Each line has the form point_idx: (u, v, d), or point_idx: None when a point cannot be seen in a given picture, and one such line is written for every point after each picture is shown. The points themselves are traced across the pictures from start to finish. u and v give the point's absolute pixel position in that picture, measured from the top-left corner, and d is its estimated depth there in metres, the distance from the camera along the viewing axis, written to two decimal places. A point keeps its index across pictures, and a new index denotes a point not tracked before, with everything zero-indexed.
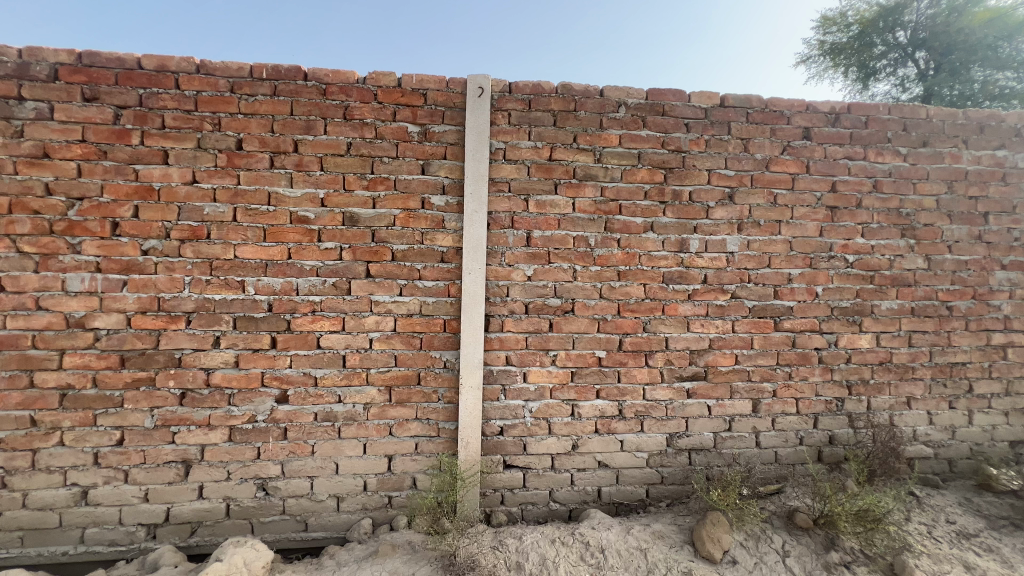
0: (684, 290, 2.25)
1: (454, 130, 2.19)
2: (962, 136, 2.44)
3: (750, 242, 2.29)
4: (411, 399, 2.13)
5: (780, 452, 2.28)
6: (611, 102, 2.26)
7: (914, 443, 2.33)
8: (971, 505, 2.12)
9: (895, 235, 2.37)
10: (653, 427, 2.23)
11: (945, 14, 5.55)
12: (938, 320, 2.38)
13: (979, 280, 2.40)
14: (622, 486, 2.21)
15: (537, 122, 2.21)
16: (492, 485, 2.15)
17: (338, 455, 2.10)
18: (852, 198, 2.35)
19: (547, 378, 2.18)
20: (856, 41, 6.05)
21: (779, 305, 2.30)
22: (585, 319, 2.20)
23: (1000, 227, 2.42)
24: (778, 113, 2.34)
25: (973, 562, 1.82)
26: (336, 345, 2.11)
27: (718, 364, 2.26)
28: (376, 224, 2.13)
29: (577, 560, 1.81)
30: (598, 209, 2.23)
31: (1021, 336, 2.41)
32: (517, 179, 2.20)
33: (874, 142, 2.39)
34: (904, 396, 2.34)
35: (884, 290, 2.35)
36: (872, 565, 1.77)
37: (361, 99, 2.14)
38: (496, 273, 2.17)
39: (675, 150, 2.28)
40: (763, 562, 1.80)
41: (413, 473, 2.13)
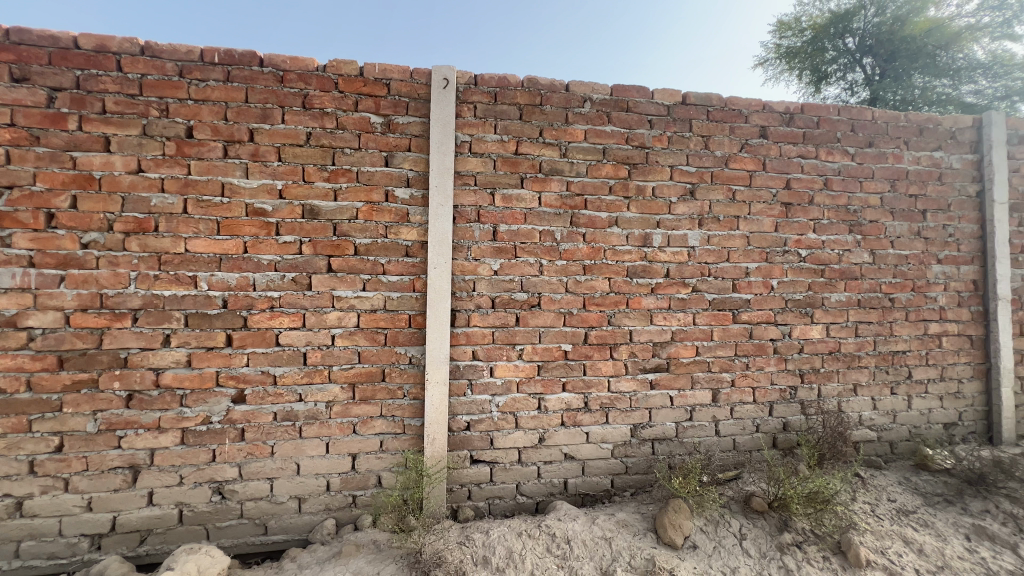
0: (647, 283, 2.30)
1: (418, 121, 2.15)
2: (904, 137, 2.58)
3: (710, 237, 2.36)
4: (375, 396, 2.09)
5: (738, 440, 2.36)
6: (577, 97, 2.26)
7: (859, 427, 2.47)
8: (910, 483, 2.26)
9: (843, 230, 2.49)
10: (618, 419, 2.27)
11: (890, 23, 5.87)
12: (882, 311, 2.52)
13: (918, 273, 2.56)
14: (588, 477, 2.24)
15: (503, 115, 2.20)
16: (458, 480, 2.14)
17: (300, 455, 2.04)
18: (804, 195, 2.46)
19: (514, 372, 2.18)
20: (809, 46, 6.33)
21: (737, 298, 2.38)
22: (551, 313, 2.21)
23: (937, 224, 2.59)
24: (736, 112, 2.41)
25: (911, 537, 1.93)
26: (296, 342, 2.04)
27: (680, 355, 2.32)
28: (338, 217, 2.07)
29: (543, 552, 1.82)
30: (564, 203, 2.24)
31: (955, 325, 2.59)
32: (482, 173, 2.18)
33: (825, 141, 2.50)
34: (851, 384, 2.48)
35: (834, 283, 2.47)
36: (822, 544, 1.86)
37: (321, 88, 2.07)
38: (462, 267, 2.14)
39: (639, 146, 2.31)
40: (722, 546, 1.86)
41: (378, 471, 2.09)
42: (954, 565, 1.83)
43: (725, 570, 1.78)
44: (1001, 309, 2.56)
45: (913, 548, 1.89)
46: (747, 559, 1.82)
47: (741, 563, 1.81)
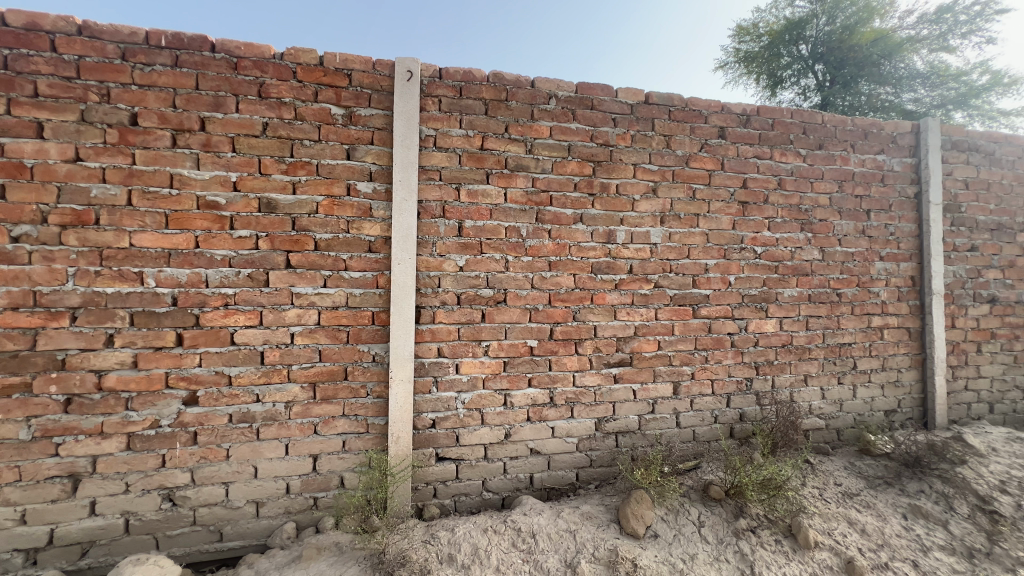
0: (611, 279, 2.33)
1: (381, 114, 2.10)
2: (851, 140, 2.72)
3: (672, 234, 2.42)
4: (337, 395, 2.04)
5: (697, 431, 2.44)
6: (542, 93, 2.27)
7: (809, 416, 2.59)
8: (855, 468, 2.39)
9: (795, 229, 2.61)
10: (583, 413, 2.30)
11: (839, 32, 6.18)
12: (830, 305, 2.65)
13: (863, 269, 2.71)
14: (554, 471, 2.26)
15: (468, 110, 2.18)
16: (424, 478, 2.11)
17: (257, 458, 1.97)
18: (760, 195, 2.55)
19: (479, 368, 2.18)
20: (766, 51, 6.58)
21: (697, 294, 2.45)
22: (517, 310, 2.22)
23: (880, 223, 2.74)
24: (696, 112, 2.48)
25: (855, 518, 2.05)
26: (253, 341, 1.96)
27: (643, 350, 2.38)
28: (297, 211, 2.00)
29: (508, 547, 1.82)
30: (530, 200, 2.24)
31: (895, 318, 2.76)
32: (448, 168, 2.15)
33: (779, 143, 2.60)
34: (803, 375, 2.60)
35: (787, 279, 2.58)
36: (774, 528, 1.94)
37: (278, 76, 1.99)
38: (427, 263, 2.12)
39: (603, 144, 2.34)
40: (681, 534, 1.91)
41: (341, 472, 2.04)
42: (893, 542, 1.95)
43: (685, 556, 1.82)
44: (936, 304, 2.75)
45: (857, 528, 2.00)
46: (705, 545, 1.87)
47: (699, 549, 1.85)
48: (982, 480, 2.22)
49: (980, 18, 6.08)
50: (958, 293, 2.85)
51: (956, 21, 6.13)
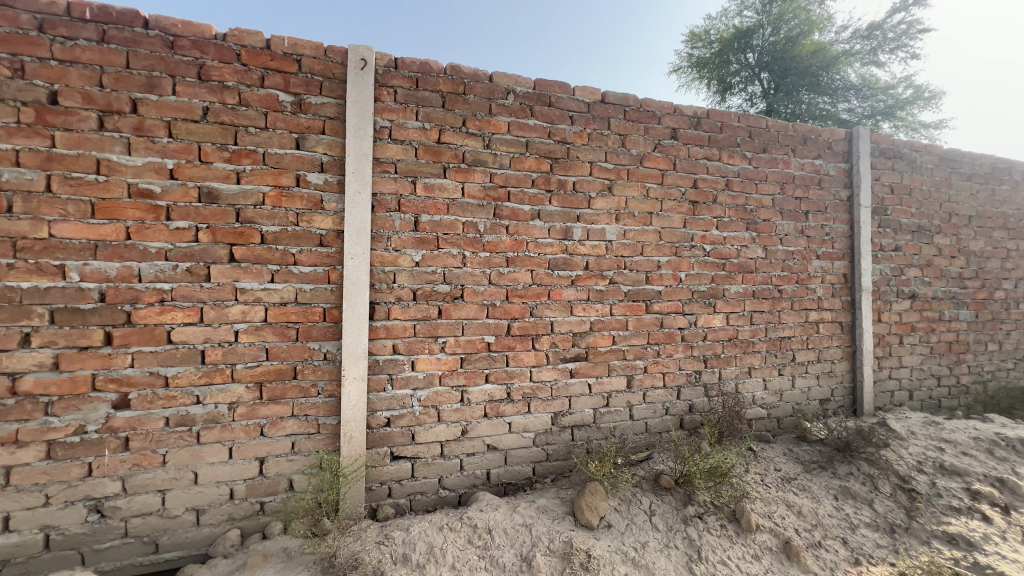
0: (568, 275, 2.36)
1: (333, 103, 2.02)
2: (791, 145, 2.88)
3: (626, 231, 2.47)
4: (286, 395, 1.95)
5: (649, 423, 2.51)
6: (500, 88, 2.26)
7: (753, 406, 2.73)
8: (792, 453, 2.54)
9: (741, 228, 2.73)
10: (539, 408, 2.32)
11: (783, 42, 6.53)
12: (772, 301, 2.80)
13: (801, 267, 2.87)
14: (510, 467, 2.27)
15: (424, 102, 2.13)
16: (378, 478, 2.06)
17: (197, 463, 1.86)
18: (709, 195, 2.66)
19: (436, 365, 2.15)
20: (717, 57, 6.88)
21: (650, 290, 2.52)
22: (474, 305, 2.20)
23: (817, 223, 2.92)
24: (650, 113, 2.54)
25: (793, 500, 2.18)
26: (192, 339, 1.84)
27: (598, 345, 2.42)
28: (241, 201, 1.89)
29: (464, 544, 1.81)
30: (487, 195, 2.23)
31: (829, 313, 2.95)
32: (403, 160, 2.10)
33: (727, 145, 2.71)
34: (747, 367, 2.73)
35: (733, 276, 2.70)
36: (719, 514, 2.03)
37: (220, 58, 1.87)
38: (381, 258, 2.06)
39: (560, 141, 2.36)
40: (633, 523, 1.96)
41: (289, 475, 1.96)
42: (825, 522, 2.08)
43: (636, 544, 1.86)
44: (864, 299, 2.96)
45: (794, 510, 2.13)
46: (655, 533, 1.92)
47: (650, 536, 1.90)
48: (903, 462, 2.41)
49: (905, 36, 6.60)
50: (884, 289, 3.09)
51: (884, 38, 6.63)
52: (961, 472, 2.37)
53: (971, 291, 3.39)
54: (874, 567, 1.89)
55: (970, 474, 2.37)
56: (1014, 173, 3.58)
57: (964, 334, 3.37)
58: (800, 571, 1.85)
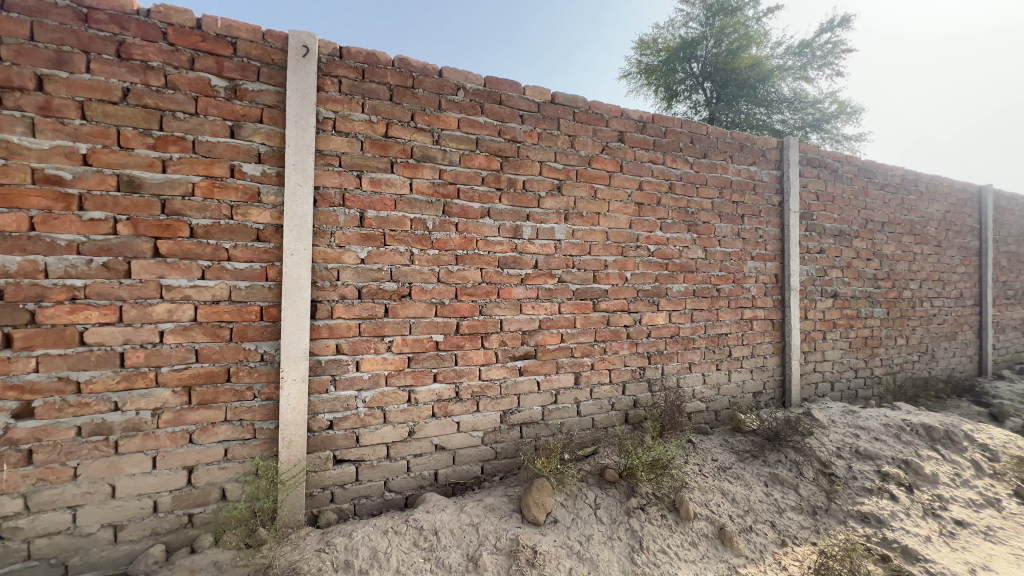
0: (517, 274, 2.37)
1: (272, 90, 1.91)
2: (729, 152, 3.03)
3: (575, 231, 2.51)
4: (218, 399, 1.83)
5: (596, 418, 2.57)
6: (450, 84, 2.22)
7: (692, 400, 2.86)
8: (728, 444, 2.69)
9: (683, 229, 2.85)
10: (488, 407, 2.31)
11: (724, 55, 6.90)
12: (711, 299, 2.94)
13: (737, 267, 3.04)
14: (459, 466, 2.25)
15: (371, 94, 2.07)
16: (319, 483, 1.98)
17: (115, 475, 1.71)
18: (653, 197, 2.75)
19: (382, 365, 2.09)
20: (664, 66, 7.18)
21: (597, 288, 2.58)
22: (422, 304, 2.16)
23: (752, 226, 3.10)
24: (598, 116, 2.60)
25: (727, 488, 2.29)
26: (109, 340, 1.69)
27: (547, 342, 2.45)
28: (167, 192, 1.76)
29: (409, 546, 1.77)
30: (436, 191, 2.19)
31: (762, 311, 3.13)
32: (348, 154, 2.03)
33: (670, 149, 2.82)
34: (688, 363, 2.86)
35: (675, 276, 2.82)
36: (660, 504, 2.11)
37: (143, 36, 1.73)
38: (324, 254, 1.97)
39: (510, 140, 2.36)
40: (579, 517, 2.00)
41: (221, 483, 1.84)
42: (756, 507, 2.21)
43: (582, 538, 1.90)
44: (793, 298, 3.17)
45: (729, 498, 2.24)
46: (600, 526, 1.97)
47: (595, 530, 1.94)
48: (824, 448, 2.60)
49: (831, 55, 7.14)
50: (810, 289, 3.32)
51: (813, 56, 7.15)
52: (873, 455, 2.59)
53: (884, 291, 3.71)
54: (798, 547, 2.03)
55: (881, 457, 2.59)
56: (920, 183, 3.96)
57: (878, 330, 3.69)
58: (733, 554, 1.95)
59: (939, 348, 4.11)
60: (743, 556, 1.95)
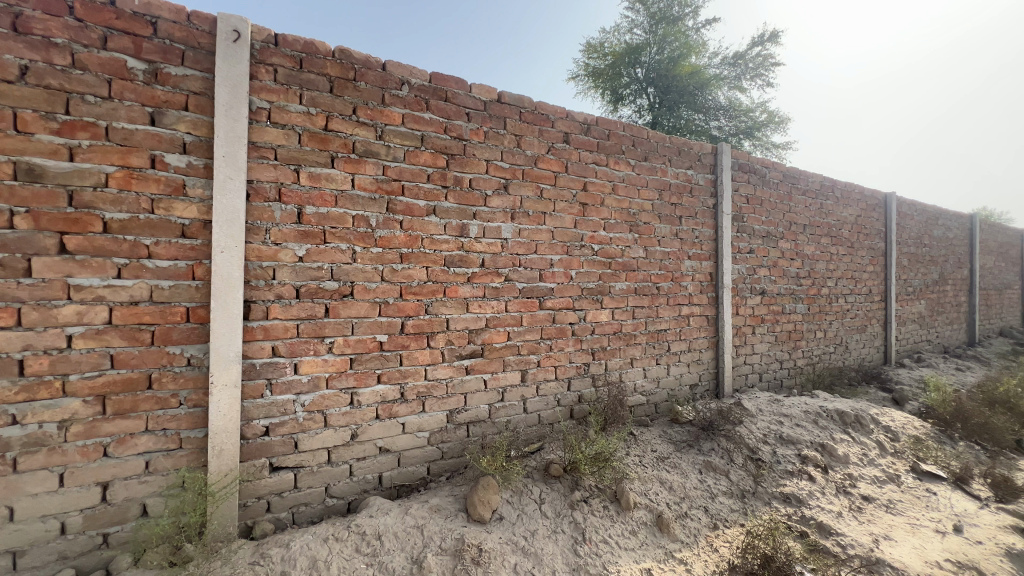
0: (463, 272, 2.36)
1: (199, 76, 1.79)
2: (668, 156, 3.17)
3: (521, 230, 2.54)
4: (138, 407, 1.69)
5: (542, 415, 2.62)
6: (394, 78, 2.17)
7: (634, 393, 2.98)
8: (666, 435, 2.82)
9: (625, 229, 2.95)
10: (434, 407, 2.29)
11: (666, 62, 7.24)
12: (651, 297, 3.07)
13: (676, 266, 3.19)
14: (404, 468, 2.21)
15: (309, 85, 1.98)
16: (254, 493, 1.88)
17: (14, 496, 1.53)
18: (597, 197, 2.83)
19: (322, 367, 2.01)
20: (610, 69, 7.45)
21: (543, 287, 2.62)
22: (365, 303, 2.10)
23: (689, 227, 3.25)
24: (544, 116, 2.63)
25: (665, 477, 2.40)
26: (6, 347, 1.52)
27: (494, 341, 2.45)
28: (75, 182, 1.60)
29: (351, 553, 1.72)
30: (379, 188, 2.13)
31: (698, 308, 3.31)
32: (284, 146, 1.93)
33: (613, 152, 2.91)
34: (630, 358, 2.97)
35: (618, 274, 2.91)
36: (603, 495, 2.18)
37: (45, 9, 1.56)
38: (258, 252, 1.87)
39: (456, 137, 2.34)
40: (524, 513, 2.02)
41: (142, 499, 1.70)
42: (691, 494, 2.33)
43: (527, 533, 1.92)
44: (726, 296, 3.37)
45: (666, 486, 2.35)
46: (544, 520, 2.00)
47: (539, 524, 1.97)
48: (752, 435, 2.79)
49: (762, 67, 7.64)
50: (741, 286, 3.54)
51: (746, 67, 7.62)
52: (794, 440, 2.81)
53: (805, 288, 4.03)
54: (728, 529, 2.16)
55: (801, 442, 2.81)
56: (836, 190, 4.33)
57: (800, 324, 3.99)
58: (670, 540, 2.04)
59: (852, 340, 4.52)
60: (678, 541, 2.05)
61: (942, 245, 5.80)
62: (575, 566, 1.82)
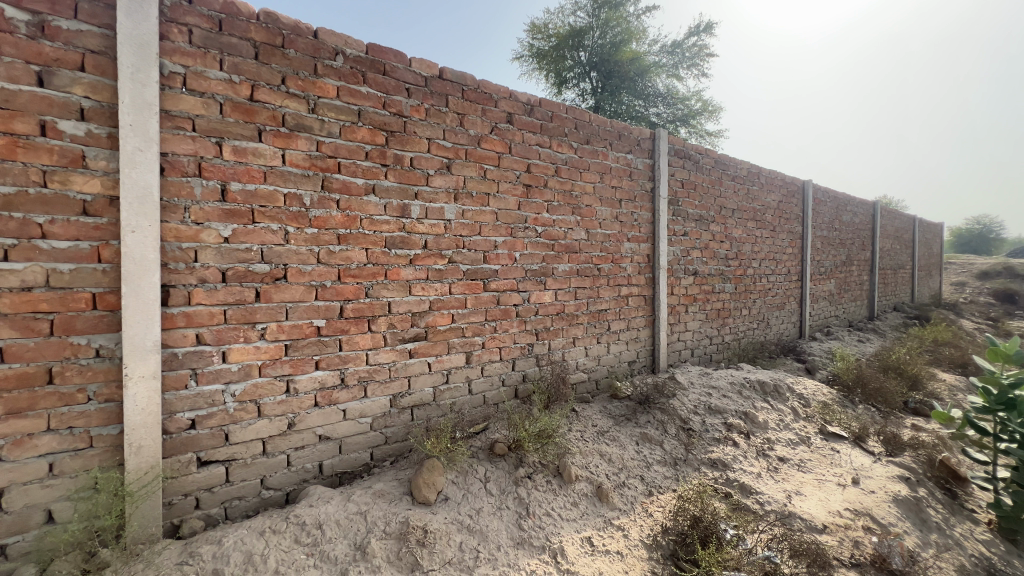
0: (405, 254, 2.29)
1: (97, 32, 1.58)
2: (609, 140, 3.24)
3: (464, 211, 2.50)
4: (37, 404, 1.52)
5: (487, 395, 2.64)
6: (327, 47, 2.04)
7: (577, 371, 3.08)
8: (606, 410, 2.94)
9: (568, 212, 2.99)
10: (377, 392, 2.23)
11: (608, 47, 7.41)
12: (593, 278, 3.16)
13: (616, 248, 3.29)
14: (346, 455, 2.15)
15: (231, 50, 1.81)
16: (181, 490, 1.76)
17: None
18: (540, 179, 2.84)
19: (254, 355, 1.90)
20: (554, 51, 7.52)
21: (487, 269, 2.61)
22: (300, 287, 2.00)
23: (628, 210, 3.36)
24: (487, 95, 2.59)
25: (605, 450, 2.51)
26: None
27: (438, 323, 2.43)
28: None
29: (290, 544, 1.66)
30: (313, 164, 2.02)
31: (637, 288, 3.44)
32: (203, 117, 1.77)
33: (556, 134, 2.92)
34: (572, 338, 3.05)
35: (561, 256, 2.96)
36: (546, 471, 2.24)
37: None
38: (176, 232, 1.72)
39: (396, 114, 2.25)
40: (469, 492, 2.04)
41: (46, 504, 1.54)
42: (628, 465, 2.45)
43: (472, 512, 1.94)
44: (662, 276, 3.53)
45: (606, 458, 2.46)
46: (489, 498, 2.03)
47: (484, 502, 2.00)
48: (684, 407, 2.97)
49: (698, 56, 7.96)
50: (676, 267, 3.73)
51: (683, 56, 7.91)
52: (721, 410, 3.03)
53: (733, 268, 4.31)
54: (661, 495, 2.30)
55: (726, 411, 3.04)
56: (762, 176, 4.63)
57: (728, 302, 4.27)
58: (609, 508, 2.14)
59: (772, 317, 4.91)
60: (617, 509, 2.15)
61: (850, 230, 6.40)
62: (519, 539, 1.87)
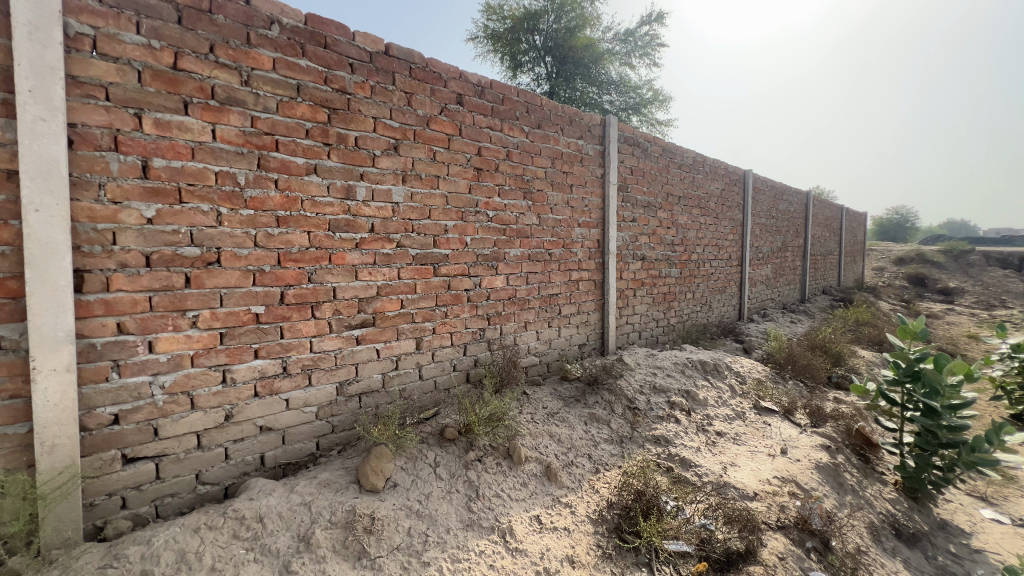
0: (351, 238, 2.21)
1: None
2: (561, 125, 3.24)
3: (413, 193, 2.44)
4: None
5: (437, 380, 2.62)
6: (260, 14, 1.91)
7: (528, 355, 3.11)
8: (557, 392, 3.01)
9: (519, 197, 2.99)
10: (322, 380, 2.16)
11: (563, 32, 7.40)
12: (544, 263, 3.18)
13: (567, 234, 3.32)
14: (290, 446, 2.08)
15: (150, 12, 1.65)
16: (104, 489, 1.64)
17: None
18: (491, 162, 2.81)
19: (185, 344, 1.78)
20: (509, 34, 7.44)
21: (437, 253, 2.56)
22: (236, 272, 1.88)
23: (579, 196, 3.39)
24: (435, 75, 2.51)
25: (554, 431, 2.56)
26: None
27: (386, 309, 2.37)
28: None
29: (227, 539, 1.59)
30: (247, 141, 1.89)
31: (587, 273, 3.50)
32: (118, 85, 1.61)
33: (507, 117, 2.89)
34: (523, 323, 3.07)
35: (512, 241, 2.96)
36: (497, 453, 2.26)
37: None
38: (90, 212, 1.57)
39: (338, 90, 2.14)
40: (419, 477, 2.03)
41: None
42: (577, 444, 2.52)
43: (421, 497, 1.93)
44: (611, 261, 3.62)
45: (555, 439, 2.51)
46: (439, 483, 2.03)
47: (434, 487, 2.00)
48: (631, 387, 3.09)
49: (649, 45, 8.10)
50: (625, 253, 3.82)
51: (635, 44, 8.01)
52: (665, 389, 3.17)
53: (678, 253, 4.47)
54: (608, 472, 2.38)
55: (670, 390, 3.18)
56: (706, 165, 4.80)
57: (673, 286, 4.45)
58: (557, 487, 2.20)
59: (714, 299, 5.15)
60: (565, 487, 2.21)
61: (785, 218, 6.79)
62: (468, 521, 1.88)
